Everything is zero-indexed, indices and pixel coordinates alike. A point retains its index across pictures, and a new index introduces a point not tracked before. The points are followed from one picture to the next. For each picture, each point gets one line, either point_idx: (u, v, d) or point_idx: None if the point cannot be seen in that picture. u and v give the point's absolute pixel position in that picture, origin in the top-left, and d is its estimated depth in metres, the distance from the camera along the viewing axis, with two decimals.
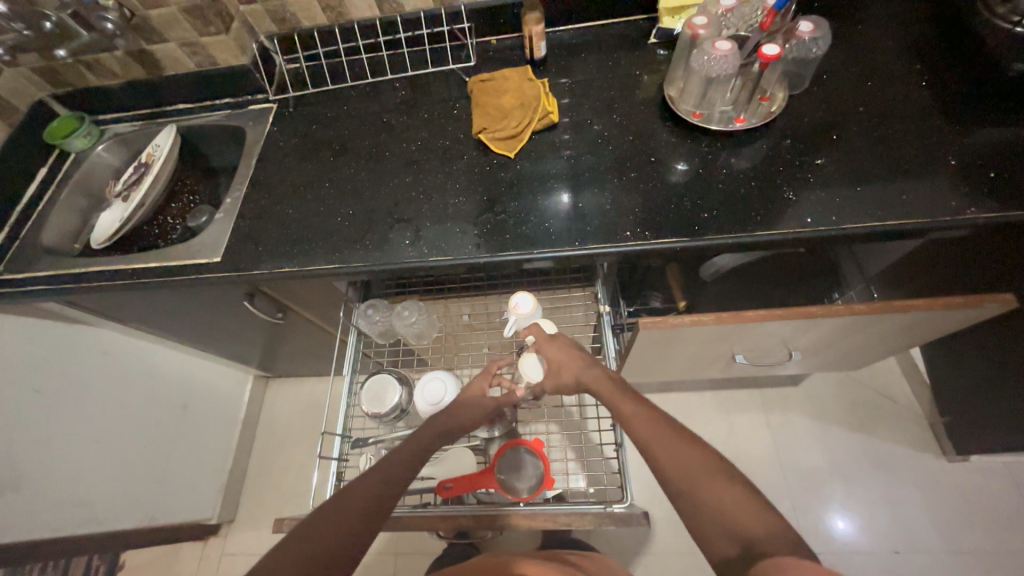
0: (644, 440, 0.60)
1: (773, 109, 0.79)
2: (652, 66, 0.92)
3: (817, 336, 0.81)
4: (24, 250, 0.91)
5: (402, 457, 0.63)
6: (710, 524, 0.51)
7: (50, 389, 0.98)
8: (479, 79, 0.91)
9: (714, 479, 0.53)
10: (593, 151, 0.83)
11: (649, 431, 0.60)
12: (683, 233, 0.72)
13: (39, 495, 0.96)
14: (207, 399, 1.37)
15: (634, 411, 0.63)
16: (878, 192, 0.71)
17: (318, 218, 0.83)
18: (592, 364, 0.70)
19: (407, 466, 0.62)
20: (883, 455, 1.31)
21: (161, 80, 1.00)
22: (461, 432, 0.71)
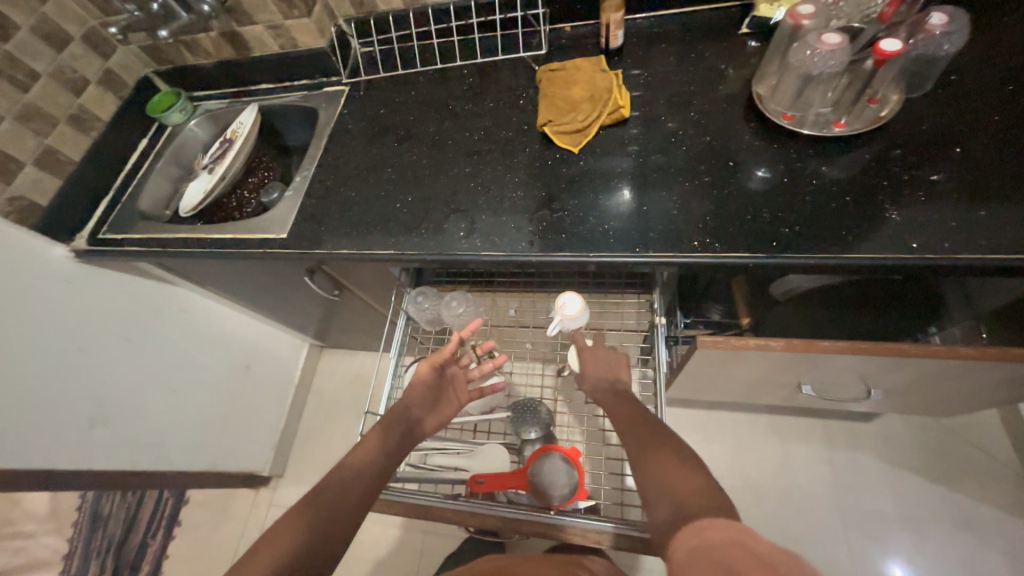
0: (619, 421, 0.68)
1: (882, 114, 0.69)
2: (740, 60, 0.83)
3: (906, 377, 0.71)
4: (125, 213, 1.01)
5: (370, 452, 0.66)
6: (654, 491, 0.57)
7: (138, 339, 1.09)
8: (549, 68, 0.88)
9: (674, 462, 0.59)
10: (663, 150, 0.77)
11: (628, 420, 0.67)
12: (759, 248, 0.66)
13: (124, 432, 1.08)
14: (267, 362, 1.47)
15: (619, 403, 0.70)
16: (1008, 218, 0.60)
17: (378, 203, 0.85)
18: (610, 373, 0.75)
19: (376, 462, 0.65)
20: (968, 514, 1.15)
21: (248, 60, 1.06)
22: (426, 415, 0.74)
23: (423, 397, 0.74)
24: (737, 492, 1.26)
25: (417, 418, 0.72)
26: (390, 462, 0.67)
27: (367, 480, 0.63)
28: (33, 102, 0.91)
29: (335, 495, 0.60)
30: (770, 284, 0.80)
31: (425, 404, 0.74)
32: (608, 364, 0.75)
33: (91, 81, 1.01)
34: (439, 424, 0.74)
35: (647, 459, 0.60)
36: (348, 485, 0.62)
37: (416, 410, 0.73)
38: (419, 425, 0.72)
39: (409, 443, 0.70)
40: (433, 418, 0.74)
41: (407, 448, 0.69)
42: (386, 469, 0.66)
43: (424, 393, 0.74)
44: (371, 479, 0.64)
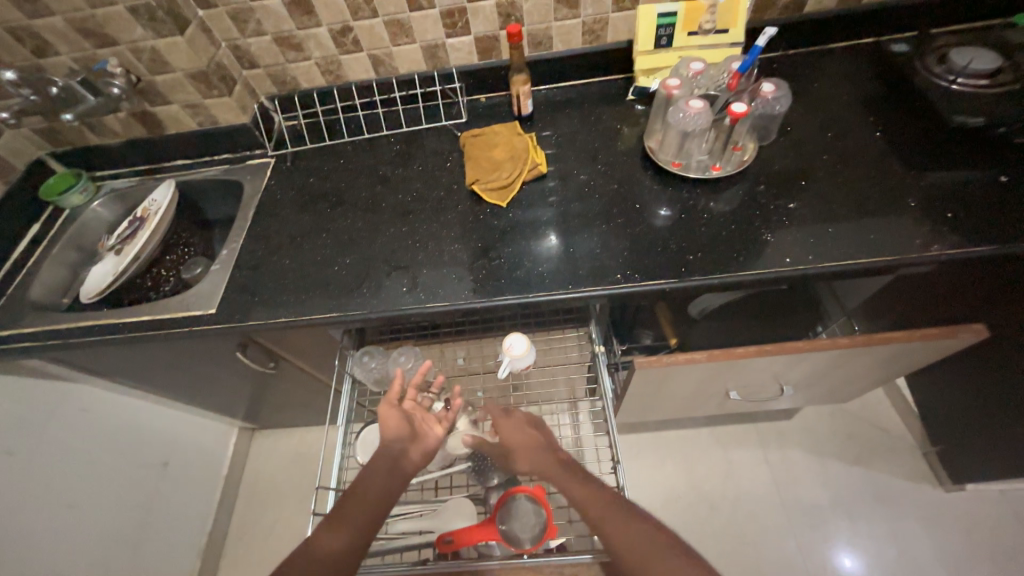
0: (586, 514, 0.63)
1: (746, 158, 0.85)
2: (631, 120, 0.99)
3: (805, 370, 0.84)
4: (13, 306, 0.90)
5: (365, 493, 0.63)
6: None
7: (24, 450, 0.94)
8: (471, 133, 0.97)
9: (658, 552, 0.56)
10: (580, 198, 0.88)
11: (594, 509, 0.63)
12: (672, 275, 0.76)
13: (7, 570, 0.89)
14: (189, 456, 1.32)
15: (579, 486, 0.66)
16: (849, 231, 0.76)
17: (316, 267, 0.85)
18: (545, 449, 0.73)
19: (373, 504, 0.63)
20: (882, 487, 1.30)
21: (162, 138, 1.03)
22: (409, 449, 0.70)
23: (402, 433, 0.71)
24: (693, 507, 1.32)
25: (401, 453, 0.69)
26: (378, 503, 0.63)
27: (355, 526, 0.60)
28: None
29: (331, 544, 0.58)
30: (686, 305, 0.90)
31: (406, 435, 0.71)
32: (527, 432, 0.76)
33: None
34: (428, 452, 0.72)
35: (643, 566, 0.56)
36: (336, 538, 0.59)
37: (397, 444, 0.70)
38: (405, 458, 0.69)
39: (399, 478, 0.66)
40: (419, 448, 0.71)
41: (398, 484, 0.65)
42: (371, 518, 0.61)
43: (400, 429, 0.71)
44: (368, 520, 0.61)
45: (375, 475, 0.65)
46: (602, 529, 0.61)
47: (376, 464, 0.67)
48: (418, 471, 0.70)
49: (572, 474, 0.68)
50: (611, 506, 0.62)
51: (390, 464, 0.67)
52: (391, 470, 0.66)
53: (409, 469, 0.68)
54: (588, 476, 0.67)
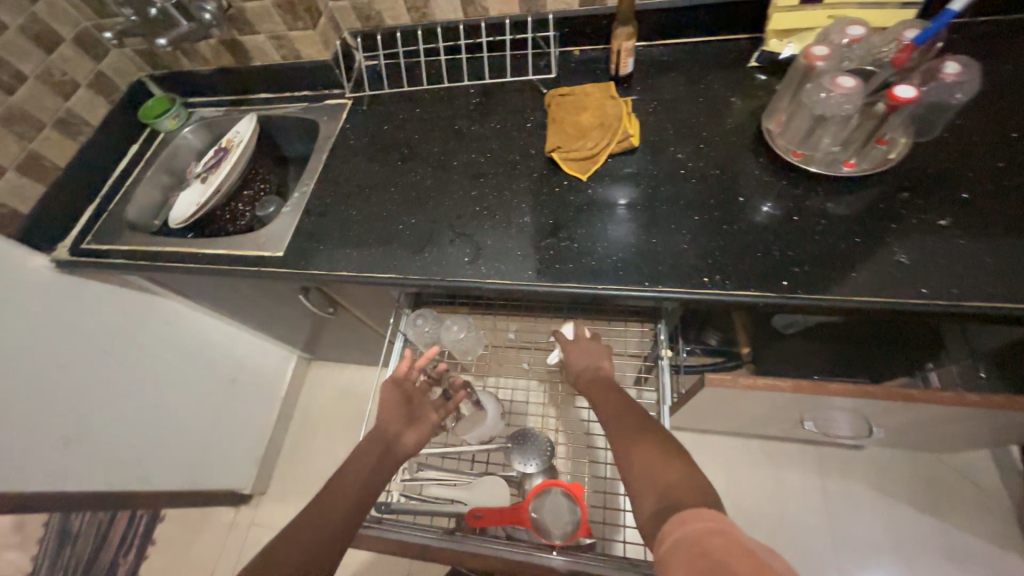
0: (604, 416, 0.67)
1: (891, 157, 0.69)
2: (749, 92, 0.84)
3: (908, 417, 0.71)
4: (112, 222, 0.96)
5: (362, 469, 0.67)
6: (641, 483, 0.55)
7: (118, 352, 1.05)
8: (558, 92, 0.87)
9: (648, 450, 0.58)
10: (671, 181, 0.77)
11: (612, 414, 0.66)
12: (768, 287, 0.65)
13: (101, 450, 1.03)
14: (254, 377, 1.44)
15: (616, 405, 0.67)
16: (1017, 266, 0.61)
17: (380, 223, 0.82)
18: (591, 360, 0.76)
19: (366, 480, 0.66)
20: (956, 544, 1.16)
21: (248, 69, 1.03)
22: (403, 432, 0.72)
23: (398, 414, 0.73)
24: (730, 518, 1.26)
25: (396, 435, 0.72)
26: (369, 482, 0.66)
27: (350, 501, 0.64)
28: (19, 105, 0.87)
29: (328, 510, 0.64)
30: (772, 317, 0.79)
31: (402, 417, 0.73)
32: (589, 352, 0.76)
33: (82, 84, 0.97)
34: (423, 436, 0.73)
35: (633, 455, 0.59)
36: (333, 505, 0.64)
37: (393, 426, 0.72)
38: (399, 442, 0.71)
39: (390, 462, 0.69)
40: (413, 433, 0.73)
41: (389, 466, 0.69)
42: (365, 491, 0.66)
43: (398, 412, 0.74)
44: (361, 493, 0.65)
45: (366, 459, 0.69)
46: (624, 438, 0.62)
47: (371, 445, 0.70)
48: (411, 453, 0.72)
49: (610, 391, 0.70)
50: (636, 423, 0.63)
51: (383, 445, 0.70)
52: (383, 451, 0.70)
53: (400, 452, 0.71)
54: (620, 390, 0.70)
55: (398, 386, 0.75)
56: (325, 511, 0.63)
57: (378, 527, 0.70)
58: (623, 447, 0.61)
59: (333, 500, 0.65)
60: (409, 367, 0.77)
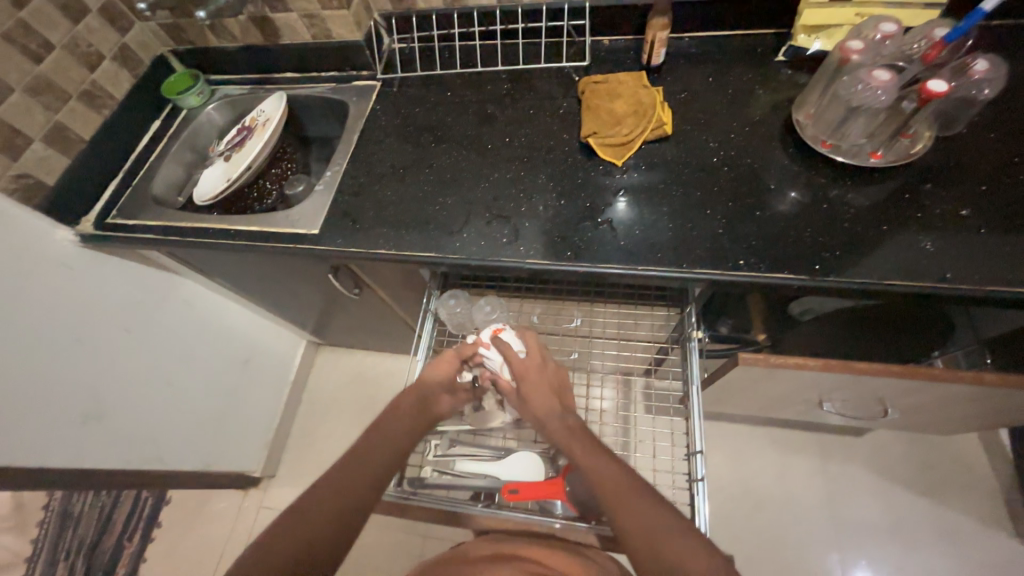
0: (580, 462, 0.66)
1: (914, 150, 0.72)
2: (776, 85, 0.86)
3: (923, 397, 0.76)
4: (137, 197, 0.95)
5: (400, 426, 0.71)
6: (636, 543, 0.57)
7: (138, 329, 1.04)
8: (592, 79, 0.89)
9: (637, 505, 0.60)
10: (704, 168, 0.79)
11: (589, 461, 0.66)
12: (802, 271, 0.68)
13: (119, 427, 1.02)
14: (266, 359, 1.44)
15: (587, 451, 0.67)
16: None
17: (416, 203, 0.84)
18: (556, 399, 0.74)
19: (402, 437, 0.71)
20: (949, 525, 1.22)
21: (276, 47, 1.02)
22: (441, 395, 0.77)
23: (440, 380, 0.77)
24: (736, 501, 1.30)
25: (435, 395, 0.76)
26: (403, 441, 0.70)
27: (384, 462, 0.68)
28: (46, 75, 0.85)
29: (361, 465, 0.67)
30: (790, 302, 0.82)
31: (444, 386, 0.76)
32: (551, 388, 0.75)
33: (106, 56, 0.95)
34: (456, 405, 0.79)
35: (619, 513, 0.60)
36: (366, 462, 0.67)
37: (436, 388, 0.76)
38: (437, 402, 0.76)
39: (426, 419, 0.74)
40: (450, 399, 0.78)
41: (424, 425, 0.74)
42: (397, 450, 0.69)
43: (441, 381, 0.76)
44: (395, 452, 0.69)
45: (403, 411, 0.73)
46: (630, 514, 0.59)
47: (406, 404, 0.74)
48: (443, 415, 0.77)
49: (599, 453, 0.66)
50: (620, 476, 0.63)
51: (422, 399, 0.74)
52: (420, 410, 0.74)
53: (436, 413, 0.76)
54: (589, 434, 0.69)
55: (451, 357, 0.78)
56: (360, 466, 0.67)
57: (415, 497, 0.72)
58: (638, 533, 0.58)
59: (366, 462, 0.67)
60: (456, 354, 0.78)
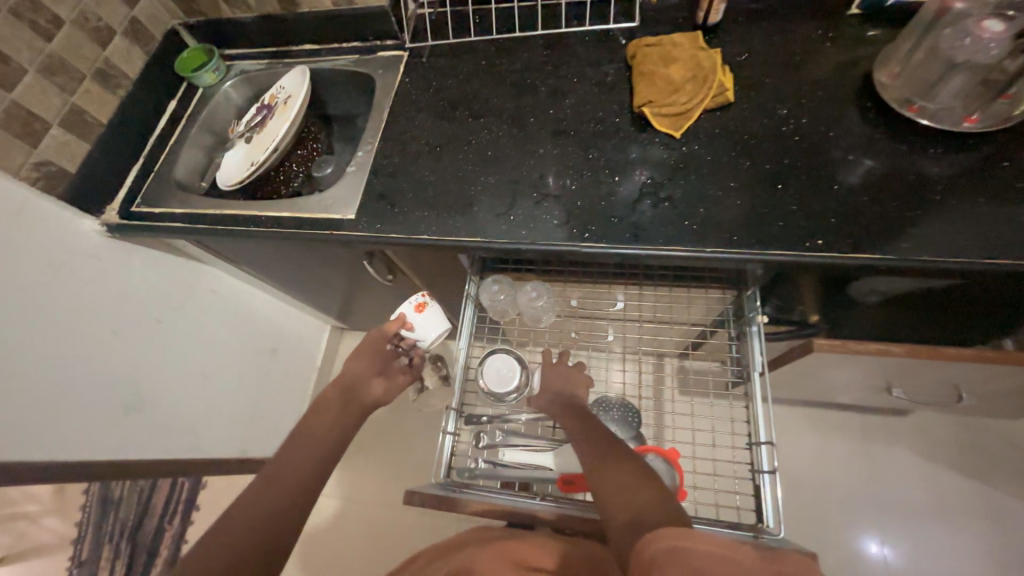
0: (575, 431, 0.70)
1: (1014, 112, 0.65)
2: (849, 42, 0.78)
3: (1004, 384, 0.71)
4: (161, 182, 0.91)
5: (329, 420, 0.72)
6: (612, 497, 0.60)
7: (168, 320, 1.02)
8: (643, 42, 0.81)
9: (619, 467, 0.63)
10: (771, 138, 0.73)
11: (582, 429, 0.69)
12: (888, 250, 0.62)
13: (159, 418, 1.01)
14: (293, 346, 1.43)
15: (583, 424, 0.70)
16: None
17: (455, 184, 0.78)
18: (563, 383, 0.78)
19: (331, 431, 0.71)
20: (996, 506, 1.19)
21: (296, 17, 0.95)
22: (368, 380, 0.77)
23: (366, 366, 0.77)
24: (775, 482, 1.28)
25: (364, 381, 0.76)
26: (332, 434, 0.71)
27: (317, 453, 0.69)
28: (58, 53, 0.80)
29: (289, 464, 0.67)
30: (854, 281, 0.71)
31: (371, 370, 0.78)
32: (567, 381, 0.79)
33: (118, 31, 0.89)
34: (391, 387, 0.79)
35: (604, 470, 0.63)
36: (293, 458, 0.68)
37: (364, 374, 0.77)
38: (367, 388, 0.76)
39: (355, 406, 0.75)
40: (380, 383, 0.77)
41: (355, 411, 0.74)
42: (327, 440, 0.70)
43: (365, 364, 0.77)
44: (325, 443, 0.70)
45: (331, 402, 0.74)
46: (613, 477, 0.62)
47: (336, 397, 0.75)
48: (377, 401, 0.77)
49: (589, 421, 0.71)
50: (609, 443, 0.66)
51: (347, 387, 0.75)
52: (349, 398, 0.75)
53: (367, 397, 0.76)
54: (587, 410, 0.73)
55: (376, 337, 0.77)
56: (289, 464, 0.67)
57: (465, 491, 0.71)
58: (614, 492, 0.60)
59: (295, 458, 0.68)
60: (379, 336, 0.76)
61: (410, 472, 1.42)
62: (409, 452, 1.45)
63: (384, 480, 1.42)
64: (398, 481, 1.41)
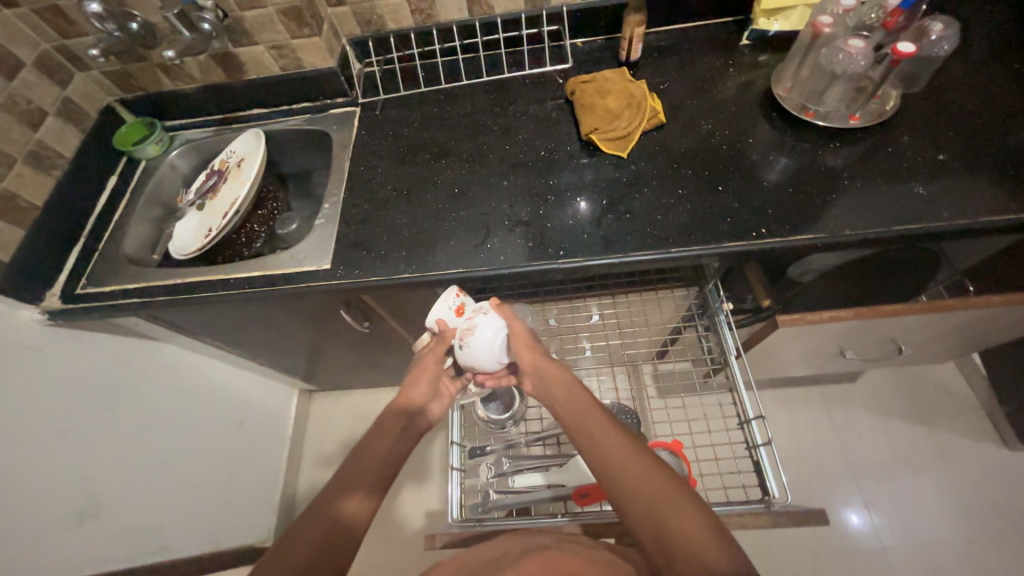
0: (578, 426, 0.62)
1: (886, 108, 0.80)
2: (747, 66, 0.93)
3: (929, 331, 0.83)
4: (109, 260, 0.86)
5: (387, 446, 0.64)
6: (636, 512, 0.52)
7: (122, 408, 0.93)
8: (579, 79, 0.90)
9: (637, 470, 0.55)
10: (703, 148, 0.83)
11: (586, 423, 0.62)
12: (818, 229, 0.72)
13: (118, 521, 0.89)
14: (261, 419, 1.33)
15: (582, 412, 0.63)
16: (1006, 183, 0.72)
17: (429, 222, 0.81)
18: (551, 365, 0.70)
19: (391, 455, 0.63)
20: (947, 446, 1.33)
21: (242, 84, 0.97)
22: (422, 402, 0.72)
23: (426, 387, 0.73)
24: None
25: (421, 404, 0.71)
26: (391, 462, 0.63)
27: (371, 481, 0.60)
28: None
29: (341, 490, 0.58)
30: (789, 265, 0.81)
31: (429, 392, 0.73)
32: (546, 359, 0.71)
33: (49, 112, 0.86)
34: (444, 406, 0.75)
35: (620, 475, 0.55)
36: (344, 488, 0.58)
37: (420, 398, 0.72)
38: (425, 411, 0.72)
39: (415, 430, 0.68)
40: (439, 406, 0.74)
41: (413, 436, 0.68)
42: (387, 466, 0.62)
43: (424, 385, 0.73)
44: (383, 469, 0.62)
45: (389, 425, 0.66)
46: (635, 484, 0.54)
47: (393, 420, 0.67)
48: (432, 423, 0.73)
49: (589, 410, 0.63)
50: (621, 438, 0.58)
51: (409, 412, 0.69)
52: (408, 423, 0.68)
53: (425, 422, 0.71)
54: (582, 396, 0.65)
55: (430, 357, 0.75)
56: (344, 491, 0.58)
57: (484, 524, 0.70)
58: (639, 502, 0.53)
59: (347, 485, 0.59)
60: (436, 356, 0.75)
61: (406, 530, 1.33)
62: (401, 509, 1.36)
63: (379, 544, 1.32)
64: (394, 542, 1.32)
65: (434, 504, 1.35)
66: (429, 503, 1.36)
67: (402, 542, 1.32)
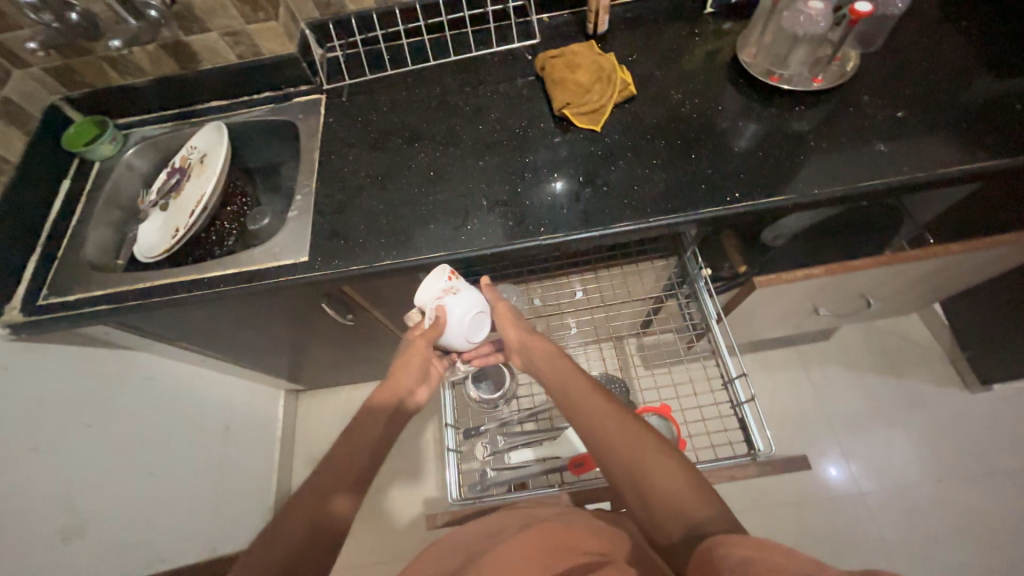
0: (564, 392, 0.64)
1: (847, 70, 0.82)
2: (712, 34, 0.93)
3: (895, 283, 0.87)
4: (71, 268, 0.83)
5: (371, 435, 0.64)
6: (619, 470, 0.55)
7: (99, 421, 0.90)
8: (548, 54, 0.90)
9: (621, 431, 0.57)
10: (674, 118, 0.84)
11: (572, 389, 0.63)
12: (788, 191, 0.75)
13: (106, 536, 0.87)
14: (247, 424, 1.30)
15: (568, 379, 0.64)
16: (960, 136, 0.76)
17: (406, 207, 0.80)
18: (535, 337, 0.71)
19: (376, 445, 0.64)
20: (915, 393, 1.41)
21: (197, 75, 0.92)
22: (409, 389, 0.71)
23: (414, 374, 0.71)
24: None
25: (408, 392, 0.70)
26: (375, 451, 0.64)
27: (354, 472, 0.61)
28: None
29: (325, 481, 0.59)
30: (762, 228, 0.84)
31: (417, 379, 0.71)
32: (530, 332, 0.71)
33: None
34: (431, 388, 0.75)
35: (605, 437, 0.57)
36: (330, 479, 0.59)
37: (407, 385, 0.70)
38: (411, 397, 0.71)
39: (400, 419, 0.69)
40: (427, 389, 0.74)
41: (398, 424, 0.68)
42: (372, 456, 0.63)
43: (413, 372, 0.71)
44: (368, 459, 0.62)
45: (374, 417, 0.66)
46: (619, 445, 0.56)
47: (379, 409, 0.67)
48: (418, 408, 0.73)
49: (575, 377, 0.64)
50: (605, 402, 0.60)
51: (396, 401, 0.69)
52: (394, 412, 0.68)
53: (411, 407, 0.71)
54: (567, 363, 0.66)
55: (420, 344, 0.71)
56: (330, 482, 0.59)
57: (483, 502, 0.71)
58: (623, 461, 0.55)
59: (331, 475, 0.60)
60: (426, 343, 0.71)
61: (406, 519, 1.34)
62: (399, 499, 1.36)
63: (380, 535, 1.33)
64: (395, 533, 1.32)
65: (432, 492, 1.35)
66: (427, 492, 1.36)
67: (402, 531, 1.32)
